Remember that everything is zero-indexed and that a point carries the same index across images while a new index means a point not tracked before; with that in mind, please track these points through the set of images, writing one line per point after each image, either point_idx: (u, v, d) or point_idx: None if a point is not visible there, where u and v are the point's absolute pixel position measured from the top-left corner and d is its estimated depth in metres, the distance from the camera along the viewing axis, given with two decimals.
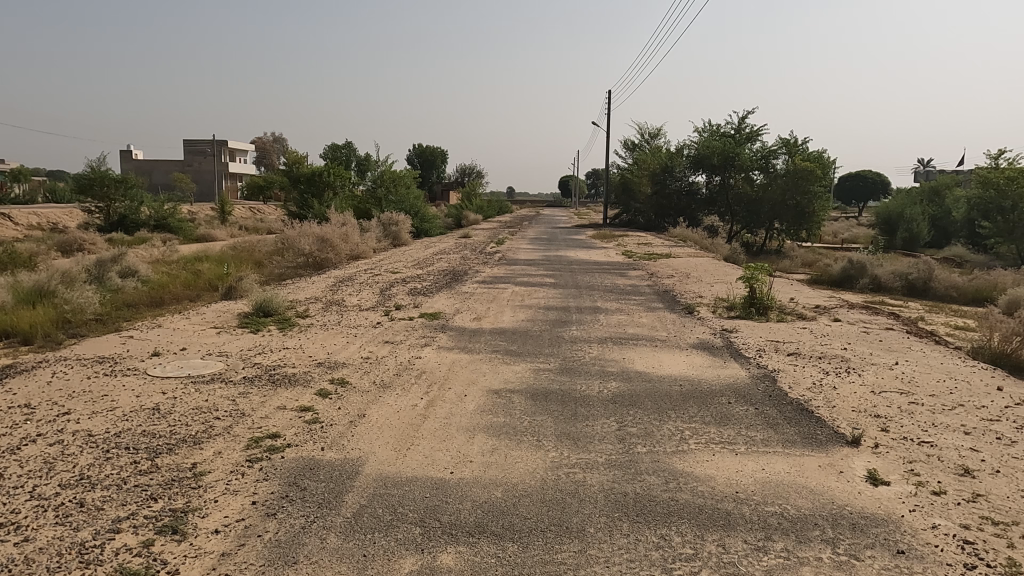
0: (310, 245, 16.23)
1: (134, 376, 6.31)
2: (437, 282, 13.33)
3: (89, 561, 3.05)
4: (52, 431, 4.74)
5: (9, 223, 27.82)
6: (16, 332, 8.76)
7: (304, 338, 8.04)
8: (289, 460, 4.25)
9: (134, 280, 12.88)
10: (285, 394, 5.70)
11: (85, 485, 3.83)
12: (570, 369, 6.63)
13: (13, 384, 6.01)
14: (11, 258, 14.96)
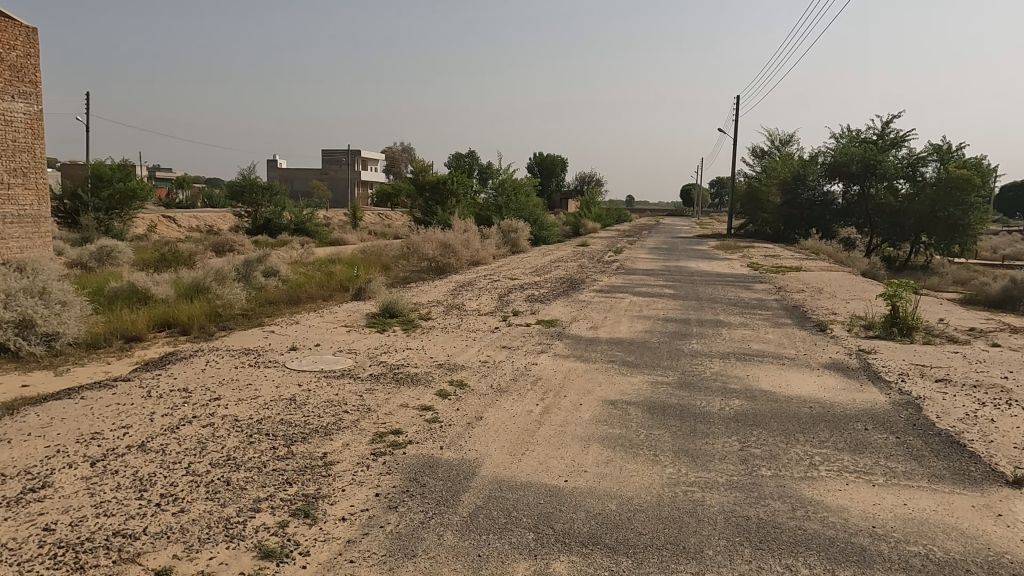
0: (433, 250, 16.87)
1: (274, 368, 6.83)
2: (554, 290, 13.40)
3: (233, 536, 3.33)
4: (205, 414, 5.24)
5: (174, 225, 31.08)
6: (177, 323, 9.78)
7: (426, 340, 8.37)
8: (411, 457, 4.42)
9: (275, 279, 14.00)
10: (408, 393, 5.96)
11: (230, 466, 4.19)
12: (690, 384, 6.41)
13: (174, 370, 6.71)
14: (175, 256, 16.76)
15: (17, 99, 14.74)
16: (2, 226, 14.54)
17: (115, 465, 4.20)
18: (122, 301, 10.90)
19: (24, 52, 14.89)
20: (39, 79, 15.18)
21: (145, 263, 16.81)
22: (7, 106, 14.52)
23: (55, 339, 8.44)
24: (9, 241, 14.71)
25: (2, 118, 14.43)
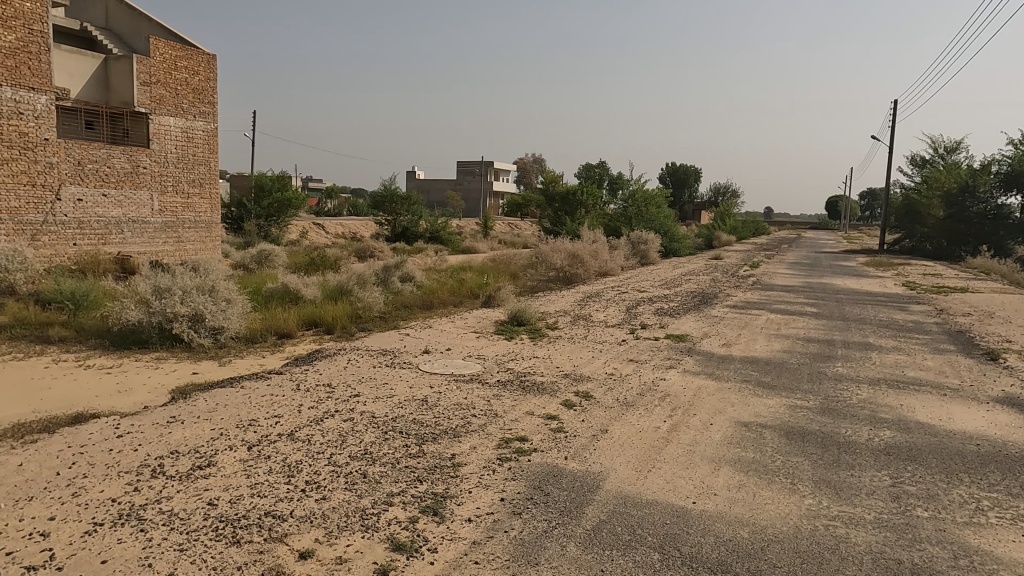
0: (561, 260, 16.97)
1: (408, 369, 7.16)
2: (685, 304, 12.99)
3: (368, 527, 3.52)
4: (346, 409, 5.60)
5: (323, 232, 33.57)
6: (323, 322, 10.55)
7: (553, 349, 8.42)
8: (536, 464, 4.46)
9: (411, 284, 14.69)
10: (534, 401, 6.01)
11: (367, 459, 4.45)
12: (833, 410, 5.95)
13: (321, 366, 7.24)
14: (323, 262, 18.10)
15: (197, 118, 16.60)
16: (181, 231, 16.45)
17: (268, 450, 4.60)
18: (277, 300, 11.92)
19: (206, 76, 16.74)
20: (216, 100, 17.01)
21: (297, 266, 18.30)
22: (189, 124, 16.39)
23: (220, 332, 9.39)
24: (186, 244, 16.61)
25: (185, 135, 16.31)
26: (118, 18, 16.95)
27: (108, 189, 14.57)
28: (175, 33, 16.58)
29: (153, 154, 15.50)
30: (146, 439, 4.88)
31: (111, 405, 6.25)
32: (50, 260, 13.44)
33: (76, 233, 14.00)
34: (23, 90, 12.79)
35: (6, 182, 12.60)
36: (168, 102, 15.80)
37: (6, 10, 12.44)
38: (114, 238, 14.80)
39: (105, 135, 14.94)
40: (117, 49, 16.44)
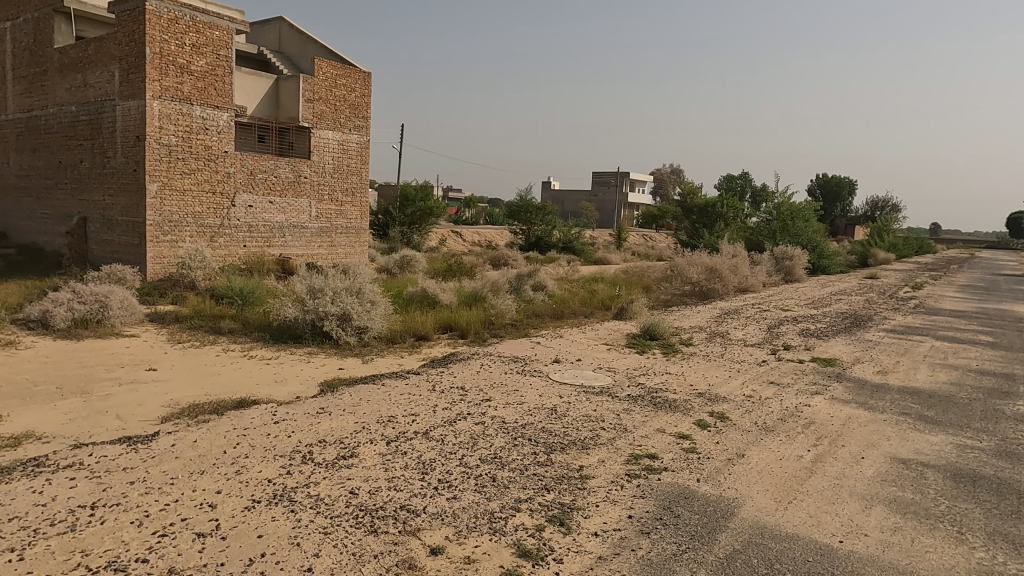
0: (698, 274, 16.40)
1: (538, 377, 7.23)
2: (834, 325, 12.05)
3: (496, 530, 3.59)
4: (477, 412, 5.76)
5: (461, 240, 34.83)
6: (457, 326, 10.93)
7: (687, 366, 8.14)
8: (666, 484, 4.33)
9: (542, 293, 14.82)
10: (665, 418, 5.84)
11: (496, 463, 4.53)
12: (1012, 454, 5.25)
13: (455, 369, 7.49)
14: (459, 268, 18.76)
15: (352, 132, 17.85)
16: (334, 236, 17.74)
17: (405, 446, 4.83)
18: (416, 304, 12.52)
19: (362, 92, 17.98)
20: (369, 114, 18.20)
21: (436, 271, 19.10)
22: (345, 137, 17.67)
23: (364, 331, 9.99)
24: (338, 248, 17.90)
25: (341, 147, 17.60)
26: (289, 42, 18.71)
27: (274, 196, 16.05)
28: (337, 53, 17.97)
29: (313, 165, 16.86)
30: (298, 426, 5.30)
31: (269, 393, 6.87)
32: (224, 259, 15.05)
33: (246, 236, 15.55)
34: (209, 108, 14.43)
35: (192, 191, 14.29)
36: (327, 117, 17.14)
37: (199, 39, 14.13)
38: (277, 242, 16.26)
39: (273, 148, 16.47)
40: (287, 70, 18.14)
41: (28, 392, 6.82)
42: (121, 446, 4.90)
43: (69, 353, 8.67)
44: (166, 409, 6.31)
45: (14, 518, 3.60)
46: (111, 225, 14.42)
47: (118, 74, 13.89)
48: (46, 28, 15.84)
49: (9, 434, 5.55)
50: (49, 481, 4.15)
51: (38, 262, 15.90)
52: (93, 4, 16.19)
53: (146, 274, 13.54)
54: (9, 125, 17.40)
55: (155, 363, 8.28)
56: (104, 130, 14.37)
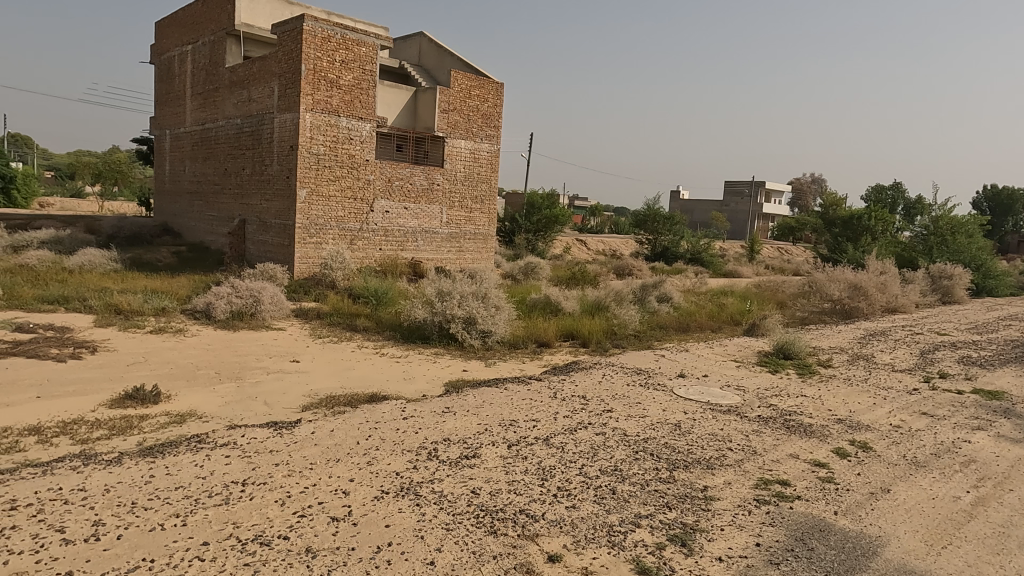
0: (839, 292, 15.28)
1: (663, 391, 7.04)
2: (1001, 354, 10.76)
3: (614, 543, 3.54)
4: (598, 423, 5.70)
5: (585, 249, 34.76)
6: (579, 335, 10.91)
7: (825, 390, 7.59)
8: (799, 514, 4.06)
9: (667, 305, 14.43)
10: (799, 443, 5.49)
11: (617, 476, 4.47)
12: None
13: (577, 377, 7.48)
14: (583, 277, 18.72)
15: (484, 141, 18.36)
16: (463, 242, 18.31)
17: (526, 451, 4.88)
18: (539, 310, 12.64)
19: (494, 102, 18.45)
20: (500, 124, 18.64)
21: (559, 279, 19.18)
22: (477, 146, 18.21)
23: (488, 335, 10.22)
24: (466, 253, 18.45)
25: (473, 155, 18.16)
26: (428, 56, 19.60)
27: (409, 203, 16.85)
28: (472, 65, 18.59)
29: (445, 173, 17.52)
30: (425, 424, 5.51)
31: (398, 390, 7.21)
32: (362, 261, 16.02)
33: (382, 240, 16.43)
34: (354, 119, 15.44)
35: (336, 196, 15.34)
36: (461, 126, 17.74)
37: (348, 55, 15.18)
38: (410, 246, 17.05)
39: (409, 156, 17.26)
40: (426, 82, 19.01)
41: (192, 375, 7.63)
42: (269, 430, 5.35)
43: (226, 342, 9.59)
44: (306, 398, 6.80)
45: (180, 486, 4.03)
46: (265, 227, 15.80)
47: (277, 89, 15.22)
48: (220, 50, 17.69)
49: (177, 411, 6.24)
50: (209, 457, 4.61)
51: (204, 258, 17.74)
52: (259, 26, 17.86)
53: (294, 273, 14.72)
54: (186, 136, 19.62)
55: (298, 355, 8.96)
56: (263, 140, 15.80)
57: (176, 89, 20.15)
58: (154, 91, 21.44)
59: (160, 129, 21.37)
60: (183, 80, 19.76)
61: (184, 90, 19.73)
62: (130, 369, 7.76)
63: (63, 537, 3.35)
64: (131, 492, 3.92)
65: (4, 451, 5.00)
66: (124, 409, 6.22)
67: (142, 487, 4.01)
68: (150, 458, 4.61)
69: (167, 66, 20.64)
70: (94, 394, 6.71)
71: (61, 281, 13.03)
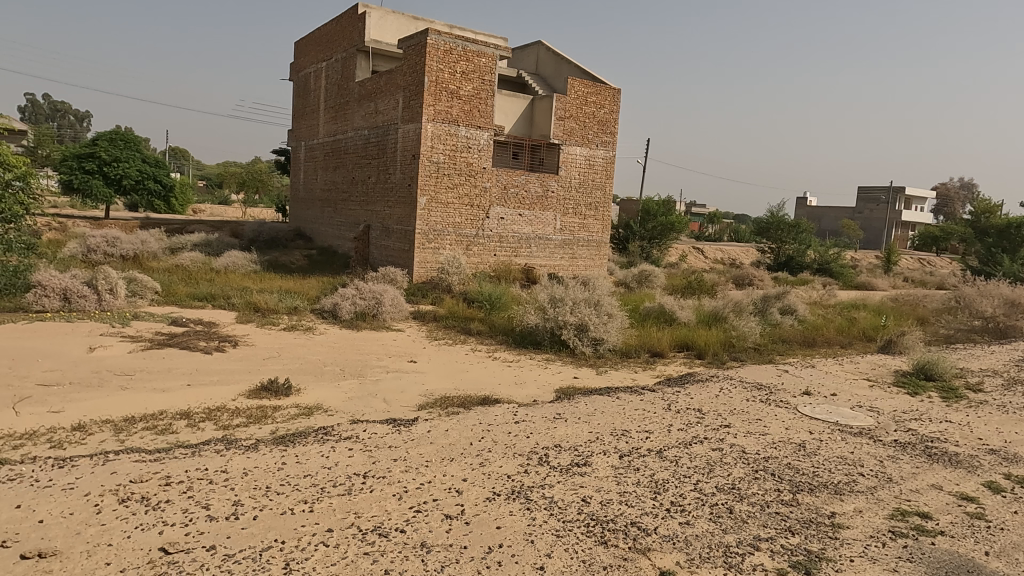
0: (992, 308, 13.78)
1: (786, 409, 6.66)
2: None
3: (730, 564, 3.38)
4: (715, 438, 5.48)
5: (702, 257, 33.64)
6: (694, 346, 10.56)
7: (975, 416, 6.85)
8: (941, 551, 3.69)
9: (791, 318, 13.65)
10: (943, 474, 5.00)
11: (735, 495, 4.27)
12: None
13: (693, 390, 7.23)
14: (699, 285, 18.12)
15: (599, 147, 18.23)
16: (576, 248, 18.27)
17: (638, 463, 4.78)
18: (653, 319, 12.37)
19: (610, 109, 18.28)
20: (617, 130, 18.44)
21: (675, 288, 18.67)
22: (592, 153, 18.12)
23: (600, 343, 10.13)
24: (579, 260, 18.39)
25: (588, 162, 18.09)
26: (546, 65, 19.78)
27: (524, 210, 17.05)
28: (589, 72, 18.54)
29: (560, 180, 17.57)
30: (536, 429, 5.55)
31: (509, 394, 7.31)
32: (477, 266, 16.41)
33: (497, 246, 16.74)
34: (473, 129, 15.86)
35: (454, 203, 15.83)
36: (577, 133, 17.71)
37: (468, 66, 15.61)
38: (524, 252, 17.24)
39: (525, 164, 17.47)
40: (543, 90, 19.18)
41: (319, 371, 8.14)
42: (388, 426, 5.59)
43: (350, 341, 10.15)
44: (422, 397, 7.06)
45: (308, 475, 4.30)
46: (388, 233, 16.57)
47: (402, 101, 15.95)
48: (351, 65, 18.79)
49: (306, 403, 6.67)
50: (334, 449, 4.89)
51: (332, 261, 18.88)
52: (387, 41, 18.78)
53: (413, 277, 15.35)
54: (319, 147, 20.98)
55: (416, 356, 9.30)
56: (388, 149, 16.60)
57: (311, 103, 21.62)
58: (292, 105, 23.13)
59: (296, 141, 23.00)
60: (318, 95, 21.17)
61: (318, 104, 21.12)
62: (266, 363, 8.40)
63: (208, 513, 3.67)
64: (266, 477, 4.24)
65: (160, 432, 5.57)
66: (260, 400, 6.74)
67: (276, 472, 4.33)
68: (282, 446, 4.96)
69: (305, 82, 22.18)
70: (235, 384, 7.32)
71: (210, 280, 14.34)
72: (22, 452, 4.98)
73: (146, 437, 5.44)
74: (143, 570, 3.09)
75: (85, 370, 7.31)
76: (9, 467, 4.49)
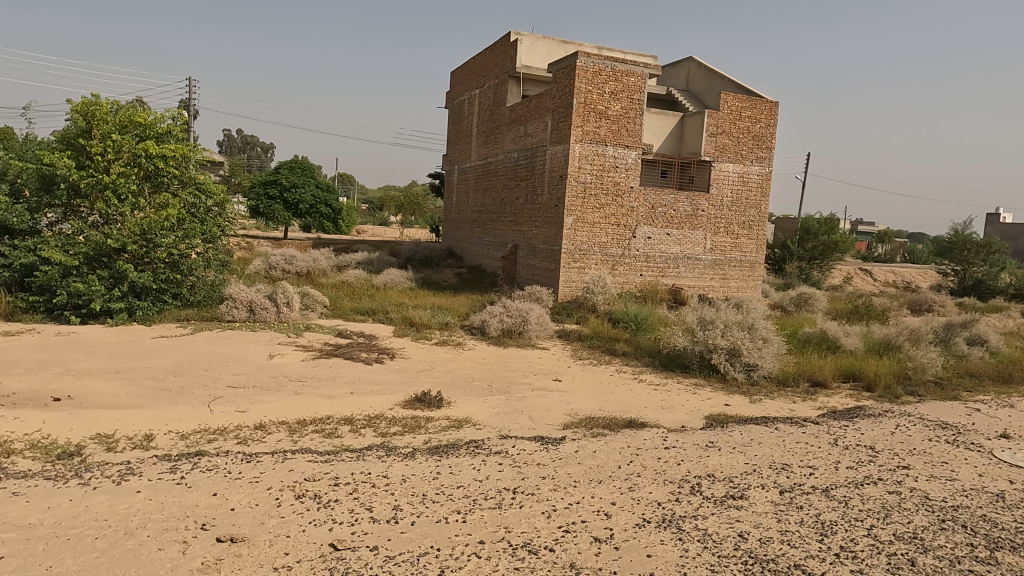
0: None
1: (978, 453, 5.87)
2: None
3: None
4: (892, 479, 4.97)
5: (870, 279, 30.80)
6: (863, 376, 9.66)
7: None
8: None
9: (981, 349, 12.07)
10: None
11: (917, 545, 3.83)
12: None
13: (863, 425, 6.61)
14: (867, 310, 16.59)
15: (754, 163, 17.34)
16: (728, 269, 17.45)
17: (802, 501, 4.44)
18: (813, 346, 11.50)
19: (767, 123, 17.35)
20: (774, 145, 17.44)
21: (838, 313, 17.24)
22: (746, 169, 17.28)
23: (754, 370, 9.56)
24: (731, 281, 17.53)
25: (742, 179, 17.26)
26: (698, 81, 19.26)
27: (672, 229, 16.62)
28: (744, 85, 17.76)
29: (711, 198, 16.92)
30: (688, 456, 5.35)
31: (656, 418, 7.12)
32: (622, 286, 16.24)
33: (644, 266, 16.45)
34: (620, 148, 15.77)
35: (600, 223, 15.82)
36: (730, 150, 16.98)
37: (617, 86, 15.57)
38: (672, 272, 16.77)
39: (674, 182, 17.07)
40: (694, 106, 18.67)
41: (468, 385, 8.41)
42: (536, 443, 5.66)
43: (498, 357, 10.42)
44: (567, 417, 7.07)
45: (461, 486, 4.46)
46: (534, 252, 16.88)
47: (550, 123, 16.27)
48: (503, 91, 19.51)
49: (456, 416, 6.93)
50: (485, 462, 5.03)
51: (481, 280, 19.55)
52: (537, 66, 19.28)
53: (559, 296, 15.52)
54: (471, 170, 21.91)
55: (560, 375, 9.34)
56: (536, 171, 16.98)
57: (465, 129, 22.68)
58: (448, 132, 24.40)
59: (450, 165, 24.20)
60: (471, 121, 22.16)
61: (471, 129, 22.10)
62: (421, 375, 8.84)
63: (371, 515, 3.91)
64: (423, 485, 4.45)
65: (327, 435, 6.04)
66: (414, 410, 7.11)
67: (432, 481, 4.53)
68: (436, 456, 5.19)
69: (459, 109, 23.32)
70: (391, 395, 7.77)
71: (371, 296, 15.43)
72: (215, 445, 5.63)
73: (315, 439, 5.93)
74: (315, 564, 3.35)
75: (266, 375, 8.13)
76: (206, 458, 5.09)
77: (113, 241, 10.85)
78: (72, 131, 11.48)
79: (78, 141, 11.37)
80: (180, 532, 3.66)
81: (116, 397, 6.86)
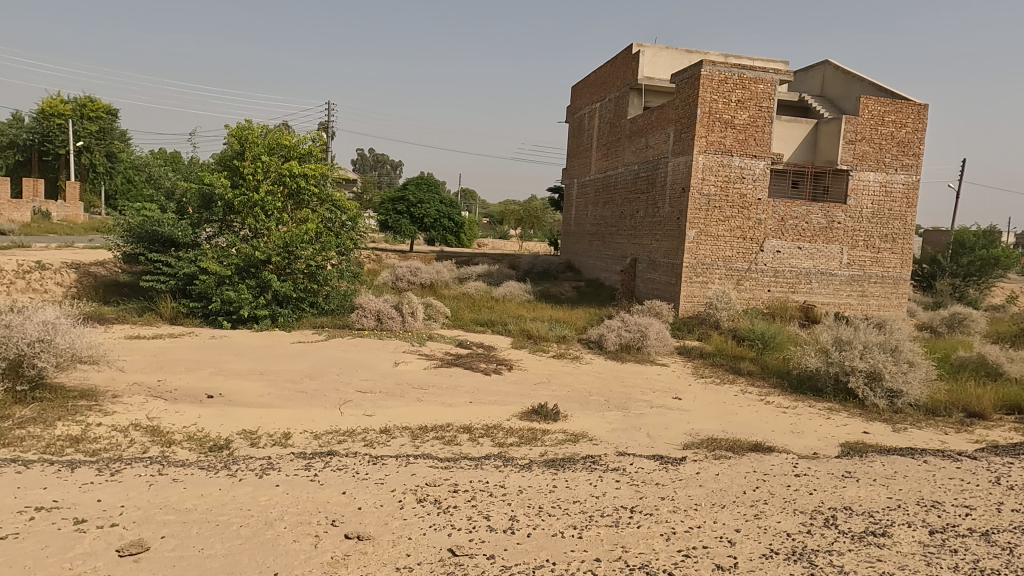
0: None
1: None
2: None
3: None
4: None
5: None
6: None
7: None
8: None
9: None
10: None
11: None
12: None
13: None
14: None
15: (899, 172, 15.99)
16: (868, 285, 16.13)
17: (955, 543, 4.01)
18: (969, 372, 10.37)
19: (914, 128, 15.96)
20: (922, 151, 16.00)
21: (1001, 336, 15.41)
22: (889, 178, 15.96)
23: (898, 396, 8.79)
24: (871, 299, 16.20)
25: (884, 189, 15.96)
26: (834, 85, 18.13)
27: (804, 242, 15.65)
28: (887, 88, 16.48)
29: (849, 210, 15.77)
30: (821, 486, 4.99)
31: (785, 442, 6.72)
32: (748, 302, 15.52)
33: (772, 281, 15.62)
34: (747, 158, 15.13)
35: (724, 236, 15.24)
36: (871, 157, 15.78)
37: (745, 94, 14.97)
38: (803, 288, 15.77)
39: (806, 193, 16.09)
40: (830, 113, 17.58)
41: (586, 400, 8.35)
42: (655, 462, 5.51)
43: (615, 372, 10.27)
44: (688, 437, 6.83)
45: (577, 501, 4.42)
46: (655, 266, 16.51)
47: (673, 135, 15.93)
48: (624, 104, 19.35)
49: (571, 430, 6.90)
50: (602, 478, 4.96)
51: (599, 293, 19.39)
52: (659, 77, 19.01)
53: (679, 311, 15.09)
54: (591, 183, 21.89)
55: (680, 394, 9.03)
56: (657, 183, 16.67)
57: (585, 142, 22.70)
58: (568, 146, 24.54)
59: (570, 178, 24.29)
60: (591, 135, 22.16)
61: (591, 143, 22.11)
62: (537, 388, 8.87)
63: (489, 524, 3.97)
64: (538, 497, 4.46)
65: (447, 443, 6.22)
66: (531, 422, 7.16)
67: (548, 494, 4.53)
68: (553, 469, 5.18)
69: (580, 123, 23.40)
70: (509, 406, 7.87)
71: (490, 307, 15.78)
72: (345, 446, 5.97)
73: (435, 445, 6.12)
74: (434, 567, 3.44)
75: (391, 382, 8.51)
76: (336, 459, 5.39)
77: (260, 253, 11.84)
78: (228, 154, 12.67)
79: (233, 163, 12.53)
80: (312, 526, 3.89)
81: (260, 397, 7.46)
